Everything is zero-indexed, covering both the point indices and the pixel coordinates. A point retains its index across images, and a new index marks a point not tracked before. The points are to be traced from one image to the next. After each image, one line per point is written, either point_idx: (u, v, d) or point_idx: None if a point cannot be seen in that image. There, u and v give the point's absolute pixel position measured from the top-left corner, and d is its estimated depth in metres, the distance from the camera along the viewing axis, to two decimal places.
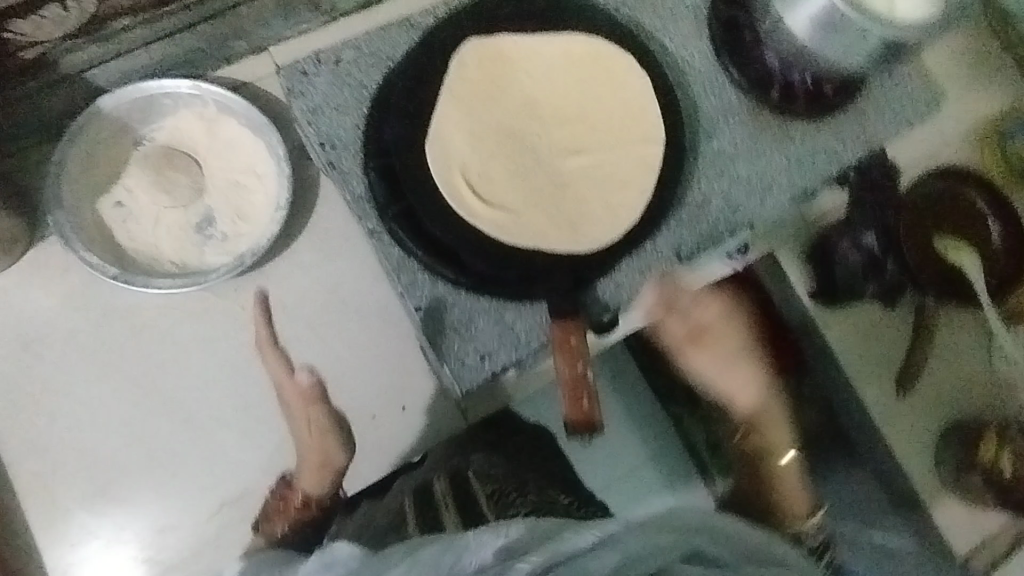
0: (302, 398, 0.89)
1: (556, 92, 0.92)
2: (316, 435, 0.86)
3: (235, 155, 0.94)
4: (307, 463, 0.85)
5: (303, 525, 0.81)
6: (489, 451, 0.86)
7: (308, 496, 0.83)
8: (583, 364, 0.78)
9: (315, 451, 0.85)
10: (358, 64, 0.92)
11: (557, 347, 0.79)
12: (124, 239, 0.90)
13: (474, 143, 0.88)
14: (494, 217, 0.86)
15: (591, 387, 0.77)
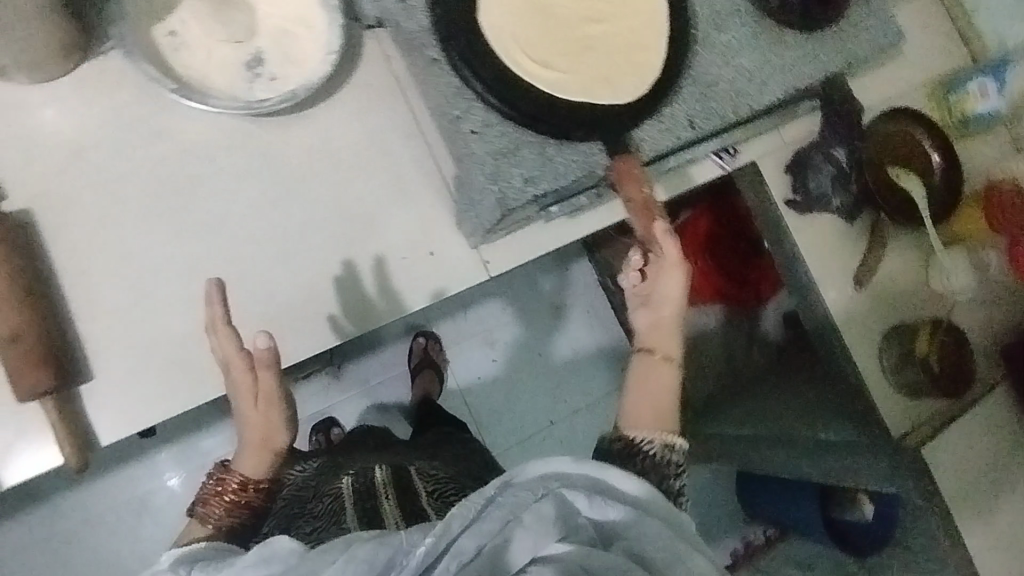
0: (251, 368, 0.84)
1: None
2: (261, 408, 0.85)
3: (287, 3, 1.00)
4: (247, 442, 0.88)
5: (241, 508, 0.88)
6: (426, 463, 1.07)
7: (246, 478, 0.88)
8: (647, 187, 0.88)
9: (257, 431, 0.86)
10: None
11: (621, 175, 0.89)
12: (178, 65, 0.95)
13: (512, 10, 0.88)
14: (543, 75, 0.88)
15: (656, 204, 0.87)
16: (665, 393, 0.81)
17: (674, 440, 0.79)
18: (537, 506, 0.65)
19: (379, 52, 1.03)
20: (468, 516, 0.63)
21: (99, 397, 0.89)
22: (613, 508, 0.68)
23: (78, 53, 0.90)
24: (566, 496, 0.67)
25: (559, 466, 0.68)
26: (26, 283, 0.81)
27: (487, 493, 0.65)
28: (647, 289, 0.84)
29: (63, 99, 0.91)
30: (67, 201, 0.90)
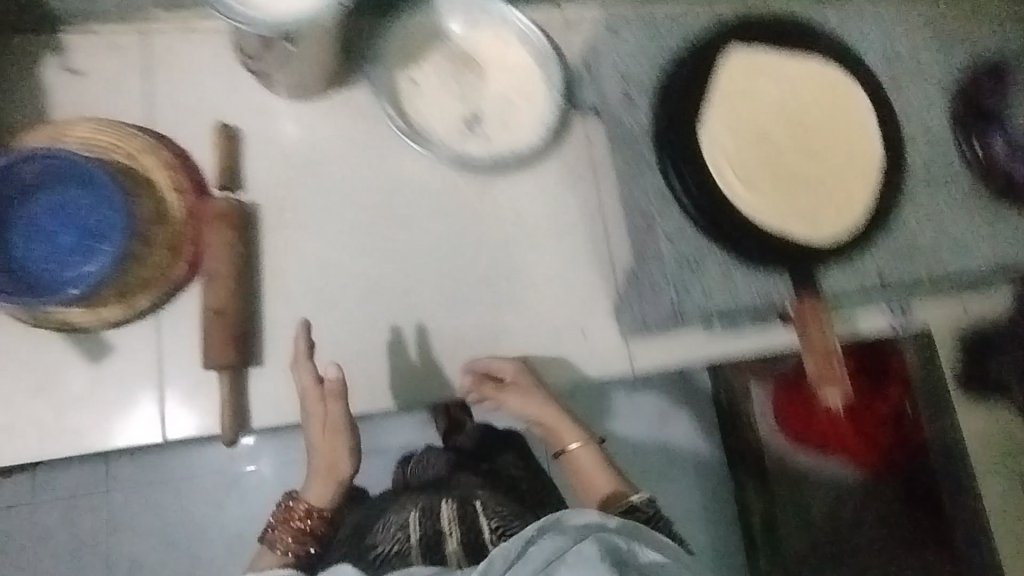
0: (321, 399, 0.89)
1: (796, 101, 0.93)
2: (328, 433, 0.90)
3: (517, 74, 1.06)
4: (315, 471, 0.92)
5: (308, 536, 0.90)
6: (489, 491, 1.00)
7: (312, 506, 0.91)
8: (830, 335, 0.85)
9: (325, 458, 0.91)
10: (668, 24, 0.95)
11: (803, 318, 0.87)
12: (410, 108, 1.03)
13: (733, 135, 0.89)
14: (749, 201, 0.89)
15: (839, 356, 0.85)
16: (603, 470, 0.93)
17: (634, 500, 0.87)
18: (583, 546, 0.56)
19: (584, 133, 1.08)
20: (507, 559, 0.58)
21: (261, 387, 0.91)
22: (664, 570, 0.58)
23: (331, 79, 1.01)
24: (611, 539, 0.58)
25: (597, 514, 0.61)
26: (239, 271, 0.89)
27: (529, 533, 0.60)
28: (494, 395, 0.96)
29: (309, 114, 1.02)
30: (285, 200, 0.98)
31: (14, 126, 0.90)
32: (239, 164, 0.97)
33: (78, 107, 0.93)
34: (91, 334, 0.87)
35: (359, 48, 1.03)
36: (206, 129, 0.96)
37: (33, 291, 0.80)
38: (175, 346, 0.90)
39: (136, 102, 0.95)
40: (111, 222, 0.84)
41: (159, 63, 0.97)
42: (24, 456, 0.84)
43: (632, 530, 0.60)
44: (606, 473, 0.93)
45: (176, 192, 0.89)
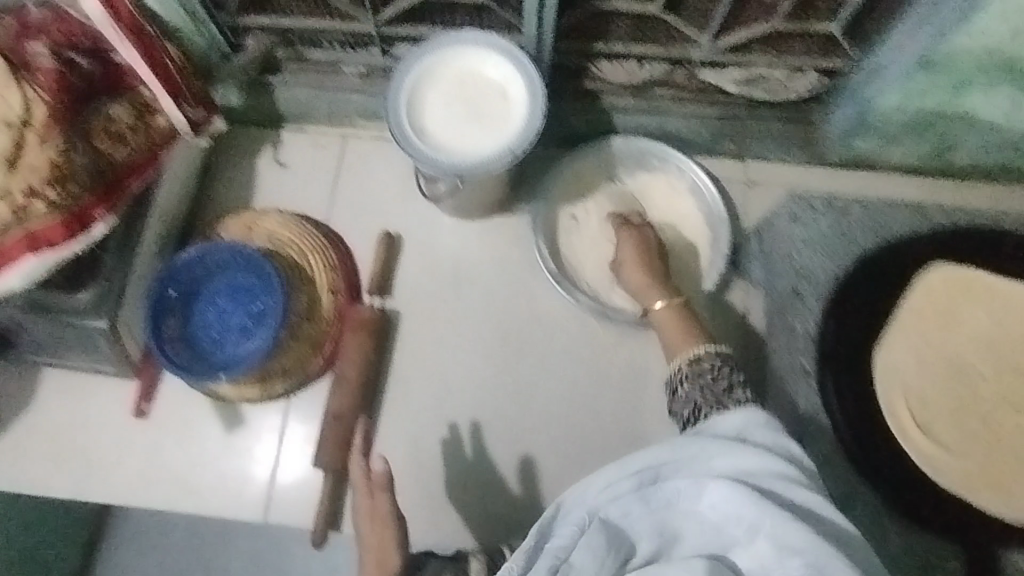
0: (369, 493, 0.79)
1: (1018, 338, 0.76)
2: (376, 523, 0.78)
3: (682, 230, 1.02)
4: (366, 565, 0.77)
5: None
6: None
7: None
8: None
9: (373, 547, 0.77)
10: (863, 221, 0.84)
11: None
12: (564, 245, 1.02)
13: (921, 365, 0.76)
14: (925, 448, 0.74)
15: None
16: (682, 324, 0.86)
17: (694, 351, 0.81)
18: (585, 532, 0.63)
19: (741, 304, 1.00)
20: (517, 571, 0.63)
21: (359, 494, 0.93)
22: (686, 481, 0.66)
23: (496, 206, 1.04)
24: (615, 515, 0.64)
25: (606, 479, 0.68)
26: (367, 377, 0.93)
27: (527, 542, 0.65)
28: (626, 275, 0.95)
29: (468, 234, 1.04)
30: (423, 314, 1.01)
31: (223, 206, 1.03)
32: (393, 273, 1.02)
33: (276, 198, 1.04)
34: (233, 406, 0.96)
35: (531, 182, 1.06)
36: (373, 234, 1.03)
37: (195, 363, 0.89)
38: (296, 433, 0.96)
39: (323, 200, 1.05)
40: (268, 312, 0.92)
41: (351, 168, 1.06)
42: (155, 501, 0.93)
43: (639, 469, 0.67)
44: (690, 330, 0.85)
45: (330, 292, 0.96)
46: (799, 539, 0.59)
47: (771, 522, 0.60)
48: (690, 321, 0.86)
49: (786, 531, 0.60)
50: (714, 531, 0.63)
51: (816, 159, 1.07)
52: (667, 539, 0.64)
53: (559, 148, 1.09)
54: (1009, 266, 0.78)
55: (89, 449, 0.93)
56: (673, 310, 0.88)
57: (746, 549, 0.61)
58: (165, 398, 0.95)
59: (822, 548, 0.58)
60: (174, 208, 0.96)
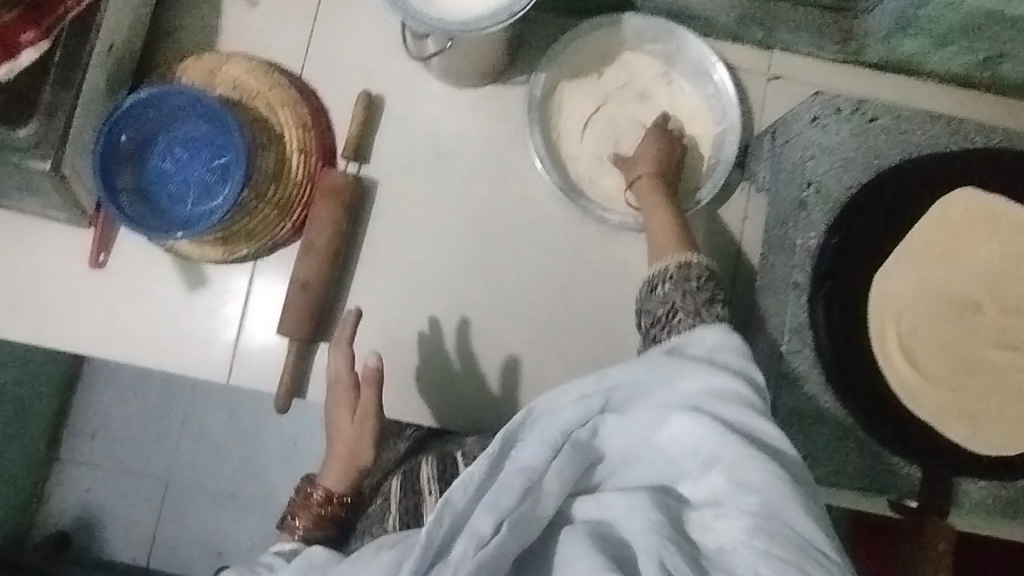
0: (353, 387, 0.79)
1: None
2: (355, 423, 0.79)
3: (689, 122, 0.93)
4: (334, 453, 0.80)
5: (330, 523, 0.80)
6: None
7: (331, 492, 0.79)
8: None
9: (345, 443, 0.79)
10: (889, 132, 0.77)
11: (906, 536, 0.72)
12: (559, 123, 0.93)
13: (921, 290, 0.72)
14: (905, 373, 0.71)
15: None
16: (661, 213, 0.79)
17: (684, 257, 0.72)
18: (560, 453, 0.58)
19: (742, 209, 0.94)
20: (478, 477, 0.56)
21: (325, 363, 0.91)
22: (647, 410, 0.59)
23: (490, 75, 0.93)
24: (582, 440, 0.59)
25: (578, 390, 0.60)
26: (338, 246, 0.88)
27: (491, 452, 0.57)
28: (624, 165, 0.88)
29: (457, 101, 0.95)
30: (401, 183, 0.93)
31: (186, 44, 0.92)
32: (372, 137, 0.93)
33: (244, 40, 0.93)
34: (195, 265, 0.91)
35: (532, 52, 0.95)
36: (352, 91, 0.93)
37: (152, 217, 0.84)
38: (262, 294, 0.92)
39: (297, 47, 0.93)
40: (232, 166, 0.86)
41: (330, 14, 0.94)
42: (113, 354, 0.90)
43: (608, 385, 0.60)
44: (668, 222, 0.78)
45: (301, 152, 0.88)
46: (758, 475, 0.54)
47: (731, 456, 0.55)
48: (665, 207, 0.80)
49: (746, 469, 0.54)
50: (673, 463, 0.57)
51: (848, 56, 0.96)
52: (621, 464, 0.60)
53: (568, 15, 0.97)
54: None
55: (45, 297, 0.89)
56: (655, 190, 0.83)
57: (697, 480, 0.56)
58: (121, 250, 0.90)
59: (775, 481, 0.53)
60: (124, 38, 0.85)
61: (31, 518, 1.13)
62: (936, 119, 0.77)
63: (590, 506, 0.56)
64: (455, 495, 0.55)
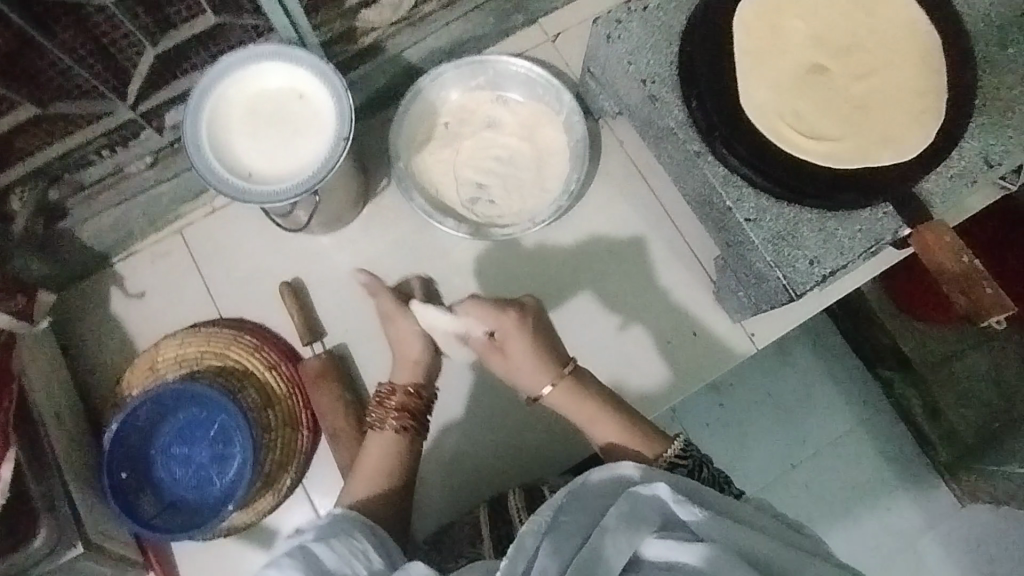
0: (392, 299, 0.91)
1: (830, 24, 0.84)
2: (400, 322, 0.88)
3: (525, 114, 1.03)
4: (398, 354, 0.88)
5: (405, 415, 0.83)
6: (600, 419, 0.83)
7: (402, 387, 0.85)
8: (969, 256, 0.75)
9: (402, 342, 0.88)
10: (663, 8, 0.90)
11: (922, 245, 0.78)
12: (437, 191, 1.00)
13: (778, 87, 0.82)
14: (820, 148, 0.80)
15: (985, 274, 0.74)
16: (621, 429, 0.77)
17: (665, 453, 0.73)
18: (620, 509, 0.55)
19: (615, 140, 1.04)
20: (541, 528, 0.56)
21: (424, 503, 0.93)
22: (700, 516, 0.55)
23: (361, 197, 1.00)
24: (643, 497, 0.57)
25: (628, 470, 0.61)
26: (357, 414, 0.90)
27: (557, 502, 0.58)
28: (505, 363, 0.83)
29: (353, 236, 1.01)
30: (360, 329, 0.97)
31: (115, 365, 0.95)
32: (314, 313, 0.98)
33: (157, 325, 0.97)
34: (257, 528, 0.91)
35: (376, 158, 1.03)
36: (272, 294, 0.98)
37: (195, 515, 0.87)
38: (324, 506, 0.91)
39: (201, 297, 0.98)
40: (231, 425, 0.89)
41: (206, 253, 0.99)
42: None
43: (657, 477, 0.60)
44: (632, 435, 0.77)
45: (271, 368, 0.93)
46: None
47: None
48: (611, 422, 0.78)
49: None
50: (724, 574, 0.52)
51: None
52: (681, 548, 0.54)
53: (380, 112, 1.06)
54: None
55: None
56: (582, 404, 0.80)
57: None
58: (189, 567, 0.90)
59: None
60: (63, 402, 0.87)
61: None
62: None
63: (659, 546, 0.53)
64: (526, 541, 0.55)
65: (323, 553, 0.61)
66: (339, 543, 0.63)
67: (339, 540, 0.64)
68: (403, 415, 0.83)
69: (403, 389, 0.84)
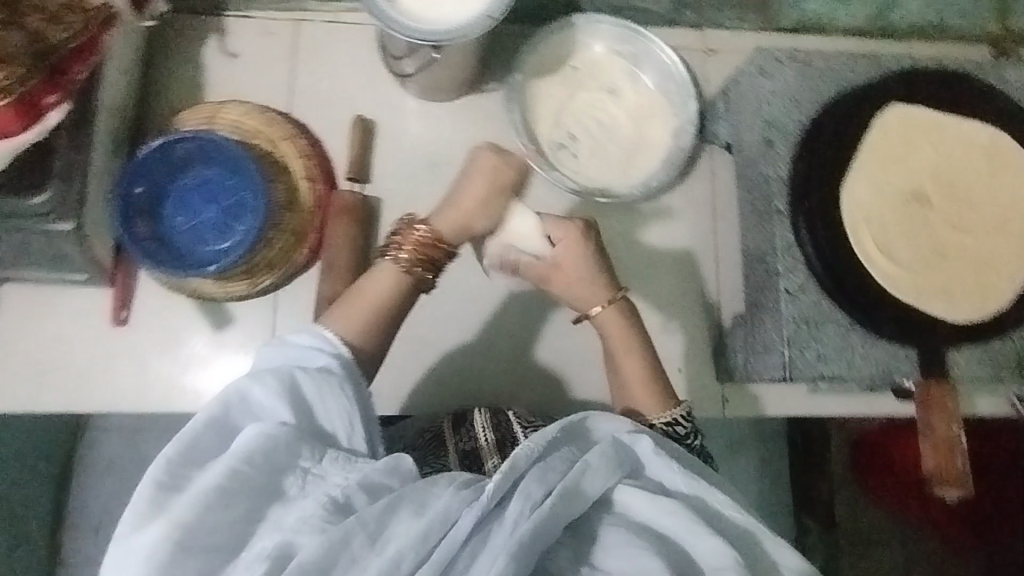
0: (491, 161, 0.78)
1: (957, 168, 0.85)
2: (483, 185, 0.78)
3: (648, 99, 1.04)
4: (456, 204, 0.78)
5: (427, 264, 0.76)
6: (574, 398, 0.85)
7: (439, 235, 0.77)
8: (957, 427, 0.76)
9: (470, 201, 0.77)
10: (821, 74, 0.91)
11: (923, 402, 0.79)
12: (535, 118, 1.01)
13: (881, 195, 0.83)
14: (885, 267, 0.82)
15: (964, 450, 0.75)
16: (628, 398, 0.79)
17: (670, 415, 0.77)
18: (605, 453, 0.58)
19: (709, 168, 1.06)
20: (534, 449, 0.57)
21: (388, 385, 0.94)
22: (675, 471, 0.60)
23: (467, 85, 1.01)
24: (627, 446, 0.60)
25: (625, 422, 0.62)
26: (359, 262, 0.93)
27: (551, 434, 0.58)
28: (561, 280, 0.81)
29: (441, 115, 1.02)
30: (401, 195, 0.99)
31: (178, 101, 0.98)
32: (370, 157, 0.99)
33: (232, 89, 0.99)
34: (217, 304, 0.94)
35: (499, 61, 1.05)
36: (344, 122, 1.00)
37: (175, 259, 0.90)
38: (287, 319, 0.94)
39: (283, 88, 1.00)
40: (250, 205, 0.93)
41: (308, 54, 1.01)
42: (148, 405, 0.91)
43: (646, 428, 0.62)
44: (653, 383, 0.80)
45: (308, 180, 0.96)
46: None
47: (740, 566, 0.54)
48: (641, 369, 0.81)
49: None
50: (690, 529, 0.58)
51: (768, 24, 1.09)
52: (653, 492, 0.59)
53: (524, 25, 1.07)
54: (966, 109, 0.86)
55: (75, 360, 0.91)
56: (618, 337, 0.82)
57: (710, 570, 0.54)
58: (143, 302, 0.93)
59: None
60: (120, 100, 0.89)
61: None
62: (858, 57, 0.92)
63: (630, 493, 0.58)
64: (519, 462, 0.55)
65: (309, 398, 0.60)
66: (330, 397, 0.61)
67: (330, 393, 0.61)
68: (419, 259, 0.76)
69: (433, 232, 0.76)
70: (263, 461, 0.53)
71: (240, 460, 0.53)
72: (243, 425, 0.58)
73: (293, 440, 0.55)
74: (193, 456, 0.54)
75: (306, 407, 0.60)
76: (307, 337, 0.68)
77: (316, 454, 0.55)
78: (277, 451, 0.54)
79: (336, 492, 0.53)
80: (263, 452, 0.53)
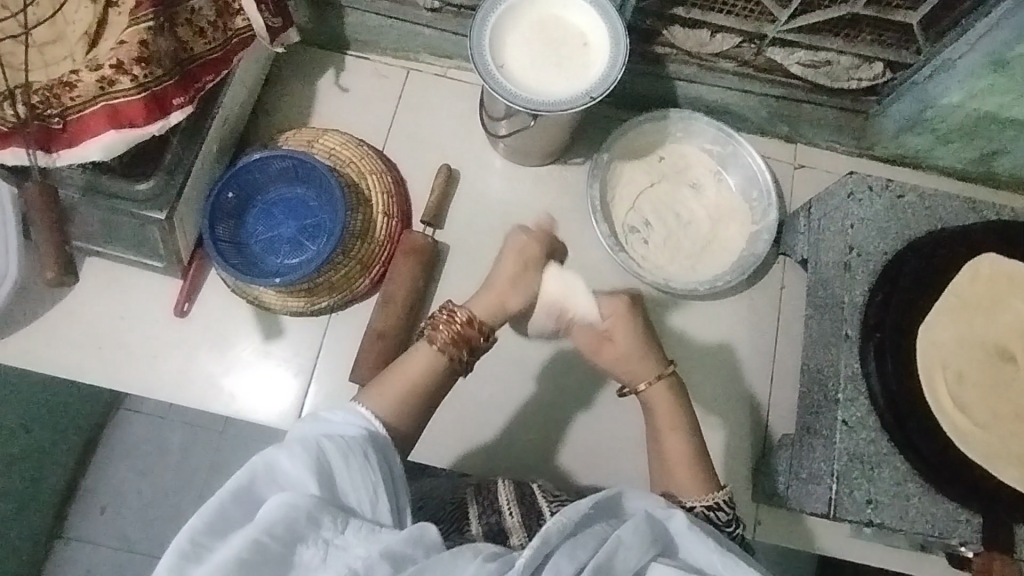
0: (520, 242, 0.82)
1: None
2: (514, 269, 0.80)
3: (728, 201, 1.04)
4: (493, 283, 0.79)
5: (462, 343, 0.75)
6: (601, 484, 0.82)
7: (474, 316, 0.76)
8: None
9: (504, 283, 0.79)
10: (914, 209, 0.89)
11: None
12: (614, 199, 1.03)
13: (964, 344, 0.79)
14: (959, 422, 0.76)
15: None
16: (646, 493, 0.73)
17: (712, 497, 0.71)
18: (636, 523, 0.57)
19: (780, 279, 1.03)
20: (565, 522, 0.55)
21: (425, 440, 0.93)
22: (710, 548, 0.58)
23: (554, 155, 1.05)
24: (660, 521, 0.59)
25: (654, 499, 0.62)
26: (414, 301, 0.94)
27: (582, 508, 0.57)
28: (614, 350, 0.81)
29: (524, 179, 1.05)
30: (470, 247, 1.01)
31: (285, 122, 1.04)
32: (447, 205, 1.02)
33: (337, 121, 1.05)
34: (273, 315, 0.96)
35: (589, 139, 1.08)
36: (431, 169, 1.04)
37: (247, 263, 0.94)
38: (334, 342, 0.96)
39: (382, 127, 1.05)
40: (325, 226, 0.97)
41: (412, 101, 1.07)
42: (185, 399, 0.93)
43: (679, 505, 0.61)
44: (696, 468, 0.74)
45: (385, 215, 0.99)
46: None
47: None
48: (682, 452, 0.75)
49: None
50: None
51: (863, 149, 1.09)
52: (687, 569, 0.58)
53: (619, 109, 1.10)
54: None
55: (131, 340, 0.94)
56: (662, 413, 0.78)
57: None
58: (206, 299, 0.96)
59: None
60: (235, 112, 0.96)
61: (52, 547, 1.15)
62: (955, 199, 0.89)
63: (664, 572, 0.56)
64: (548, 537, 0.54)
65: (337, 468, 0.57)
66: (357, 462, 0.58)
67: (356, 459, 0.58)
68: (458, 341, 0.75)
69: (468, 313, 0.76)
70: (284, 533, 0.50)
71: (261, 532, 0.50)
72: (267, 496, 0.55)
73: (314, 509, 0.52)
74: (213, 527, 0.52)
75: (333, 474, 0.56)
76: (342, 412, 0.66)
77: (338, 523, 0.53)
78: (299, 522, 0.51)
79: (356, 564, 0.50)
80: (284, 524, 0.51)
